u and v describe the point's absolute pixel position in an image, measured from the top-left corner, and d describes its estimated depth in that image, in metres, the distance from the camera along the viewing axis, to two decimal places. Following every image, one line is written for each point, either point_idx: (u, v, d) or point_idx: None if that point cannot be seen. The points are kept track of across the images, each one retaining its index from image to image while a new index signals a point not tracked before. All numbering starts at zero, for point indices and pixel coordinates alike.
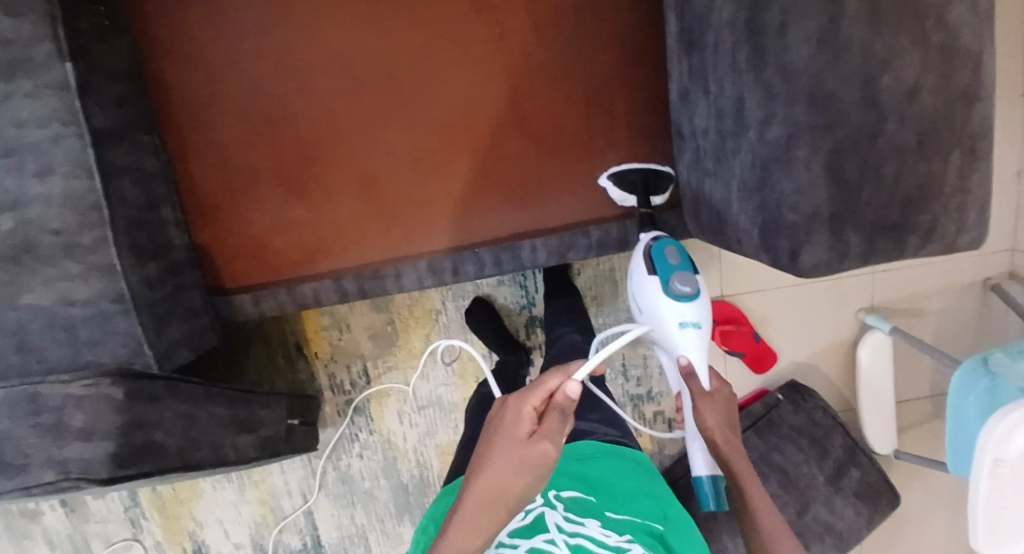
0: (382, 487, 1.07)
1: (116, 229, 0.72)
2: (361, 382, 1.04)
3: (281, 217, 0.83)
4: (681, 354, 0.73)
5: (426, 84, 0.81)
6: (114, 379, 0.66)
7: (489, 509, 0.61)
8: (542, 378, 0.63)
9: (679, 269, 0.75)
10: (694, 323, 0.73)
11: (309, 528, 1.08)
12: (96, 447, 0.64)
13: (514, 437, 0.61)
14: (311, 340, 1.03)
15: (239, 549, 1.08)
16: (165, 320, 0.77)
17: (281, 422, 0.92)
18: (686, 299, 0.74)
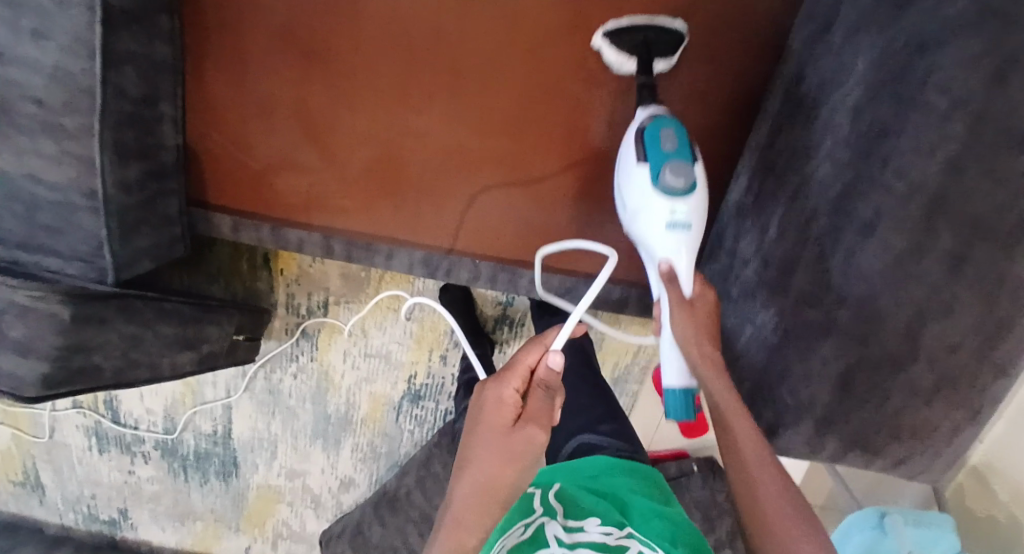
0: (306, 409, 1.09)
1: (107, 122, 0.64)
2: (317, 313, 1.02)
3: (288, 157, 0.77)
4: (660, 255, 0.61)
5: (488, 80, 0.74)
6: (63, 299, 0.61)
7: (485, 507, 0.56)
8: (519, 357, 0.60)
9: (676, 157, 0.60)
10: (683, 226, 0.61)
11: (223, 421, 1.10)
12: (31, 366, 0.61)
13: (496, 426, 0.57)
14: (279, 257, 0.98)
15: (150, 415, 1.10)
16: (133, 230, 0.71)
17: (225, 339, 0.89)
18: (678, 193, 0.60)
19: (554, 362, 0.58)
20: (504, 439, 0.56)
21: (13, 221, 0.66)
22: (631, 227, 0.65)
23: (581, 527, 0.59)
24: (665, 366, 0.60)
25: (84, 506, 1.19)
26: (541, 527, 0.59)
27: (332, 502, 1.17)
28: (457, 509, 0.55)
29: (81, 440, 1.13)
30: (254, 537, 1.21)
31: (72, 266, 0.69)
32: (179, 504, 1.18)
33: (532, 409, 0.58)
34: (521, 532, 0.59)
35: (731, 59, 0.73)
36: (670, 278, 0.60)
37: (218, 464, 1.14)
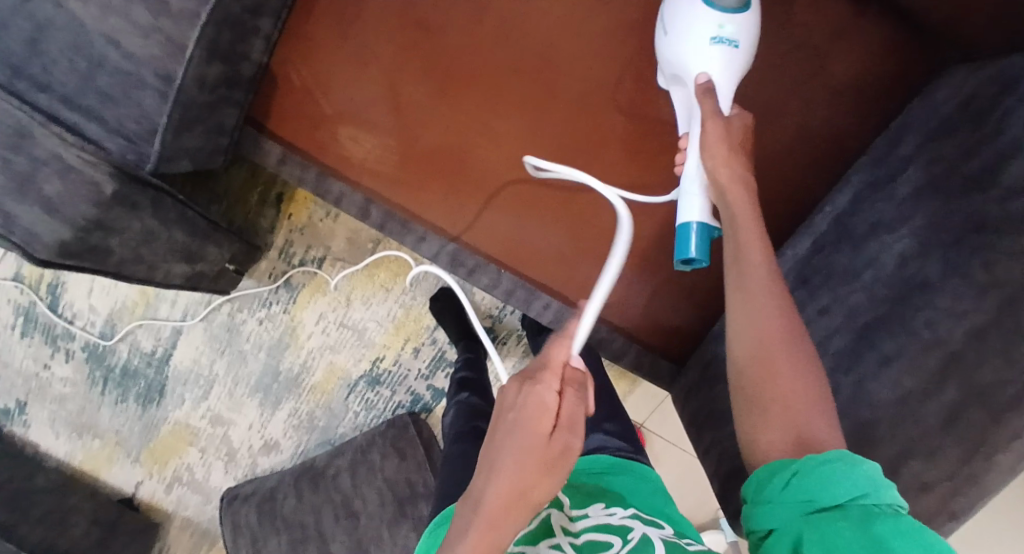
0: (258, 358, 1.05)
1: (213, 18, 0.59)
2: (308, 266, 1.00)
3: (361, 109, 0.76)
4: (698, 71, 0.62)
5: (579, 104, 0.76)
6: (111, 171, 0.57)
7: (510, 515, 0.47)
8: (550, 353, 0.51)
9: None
10: (729, 42, 0.61)
11: (167, 343, 1.04)
12: (50, 228, 0.57)
13: (535, 433, 0.48)
14: (294, 201, 0.97)
15: (91, 314, 1.04)
16: (188, 129, 0.65)
17: (217, 264, 0.84)
18: (731, 10, 0.61)
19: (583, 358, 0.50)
20: (542, 451, 0.48)
21: (73, 74, 0.59)
22: (668, 58, 0.66)
23: (585, 514, 0.62)
24: (724, 90, 0.61)
25: None
26: (546, 519, 0.60)
27: (247, 461, 1.11)
28: (485, 524, 0.47)
29: (5, 316, 1.06)
30: (151, 473, 1.13)
31: (112, 142, 0.62)
32: (84, 415, 1.10)
33: (569, 418, 0.49)
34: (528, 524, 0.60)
35: (789, 159, 0.79)
36: (705, 90, 0.59)
37: (142, 388, 1.07)
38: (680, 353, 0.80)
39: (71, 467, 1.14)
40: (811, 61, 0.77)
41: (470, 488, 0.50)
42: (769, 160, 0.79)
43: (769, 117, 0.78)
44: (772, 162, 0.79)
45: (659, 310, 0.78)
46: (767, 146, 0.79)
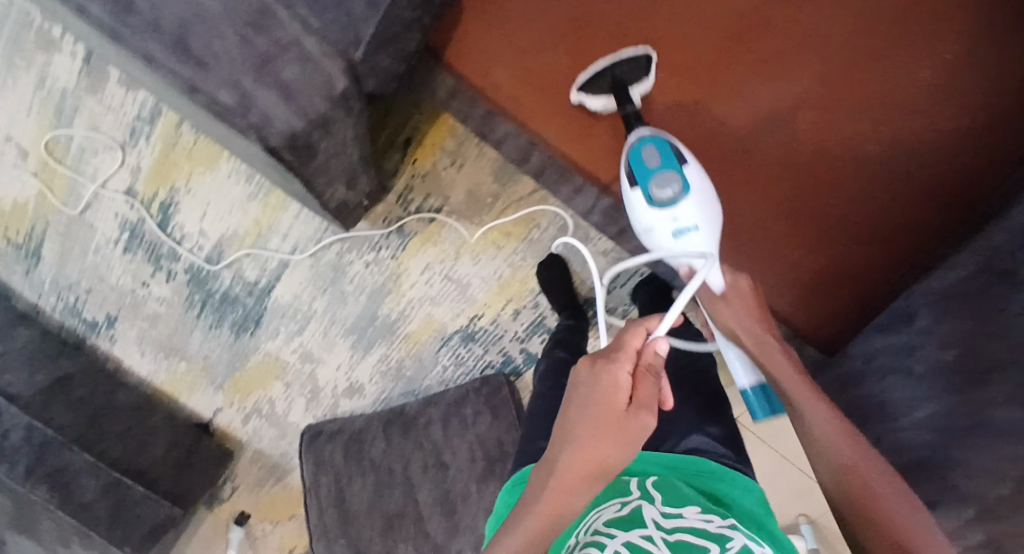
0: (358, 300, 1.05)
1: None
2: (425, 214, 1.00)
3: (540, 51, 0.76)
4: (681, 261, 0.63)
5: (744, 90, 0.76)
6: (342, 64, 0.56)
7: (584, 479, 0.54)
8: (623, 338, 0.57)
9: (661, 172, 0.65)
10: (692, 227, 0.63)
11: (272, 275, 1.05)
12: (285, 113, 0.55)
13: (607, 407, 0.54)
14: (422, 147, 0.98)
15: (200, 237, 1.05)
16: (384, 47, 0.61)
17: (357, 196, 0.80)
18: (673, 200, 0.64)
19: (661, 346, 0.56)
20: (614, 421, 0.54)
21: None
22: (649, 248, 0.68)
23: (680, 513, 0.59)
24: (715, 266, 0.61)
25: (71, 296, 1.10)
26: (637, 508, 0.59)
27: (329, 401, 1.11)
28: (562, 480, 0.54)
29: (111, 230, 1.06)
30: (230, 403, 1.13)
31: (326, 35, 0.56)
32: (176, 337, 1.10)
33: (642, 395, 0.55)
34: (618, 509, 0.59)
35: (954, 173, 0.72)
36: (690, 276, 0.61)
37: (239, 316, 1.08)
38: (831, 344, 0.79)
39: (151, 388, 1.14)
40: (959, 71, 0.72)
41: (549, 452, 0.57)
42: (928, 171, 0.73)
43: (921, 132, 0.73)
44: (936, 174, 0.72)
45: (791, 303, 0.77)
46: (921, 160, 0.73)
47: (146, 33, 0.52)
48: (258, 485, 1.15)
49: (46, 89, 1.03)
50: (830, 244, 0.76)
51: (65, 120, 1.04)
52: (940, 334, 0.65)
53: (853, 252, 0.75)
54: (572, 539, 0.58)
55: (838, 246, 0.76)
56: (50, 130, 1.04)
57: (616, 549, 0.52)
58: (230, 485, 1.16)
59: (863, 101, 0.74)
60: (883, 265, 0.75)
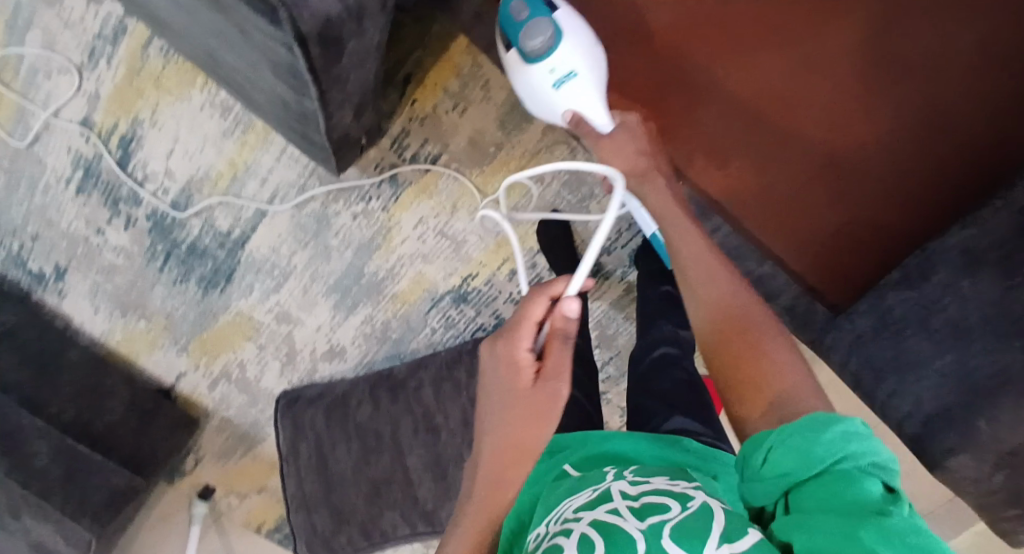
0: (343, 255, 0.97)
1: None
2: (421, 162, 0.93)
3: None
4: (563, 108, 0.72)
5: (769, 48, 0.75)
6: None
7: (515, 460, 0.52)
8: (526, 310, 0.55)
9: (530, 25, 0.70)
10: (568, 75, 0.70)
11: (246, 225, 0.96)
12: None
13: (514, 386, 0.53)
14: (422, 88, 0.91)
15: (166, 179, 0.95)
16: None
17: (358, 130, 0.73)
18: (545, 50, 0.70)
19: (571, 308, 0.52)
20: (521, 402, 0.52)
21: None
22: (536, 104, 0.76)
23: (647, 482, 0.48)
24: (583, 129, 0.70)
25: (15, 245, 0.99)
26: (608, 487, 0.49)
27: (306, 365, 1.03)
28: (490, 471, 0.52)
29: (63, 166, 0.95)
30: (196, 366, 1.04)
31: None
32: (134, 292, 1.00)
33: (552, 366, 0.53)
34: (589, 494, 0.49)
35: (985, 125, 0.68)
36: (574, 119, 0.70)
37: (208, 271, 0.98)
38: (838, 304, 0.72)
39: (105, 348, 1.03)
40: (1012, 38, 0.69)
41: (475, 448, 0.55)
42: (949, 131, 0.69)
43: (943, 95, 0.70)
44: (965, 129, 0.69)
45: (825, 266, 0.72)
46: (956, 116, 0.69)
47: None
48: (224, 457, 1.08)
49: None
50: (839, 195, 0.72)
51: (18, 39, 0.94)
52: (959, 288, 0.61)
53: (872, 202, 0.71)
54: (541, 530, 0.48)
55: (845, 199, 0.72)
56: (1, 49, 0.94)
57: (582, 532, 0.41)
58: (193, 456, 1.09)
59: (893, 59, 0.72)
60: (894, 224, 0.70)
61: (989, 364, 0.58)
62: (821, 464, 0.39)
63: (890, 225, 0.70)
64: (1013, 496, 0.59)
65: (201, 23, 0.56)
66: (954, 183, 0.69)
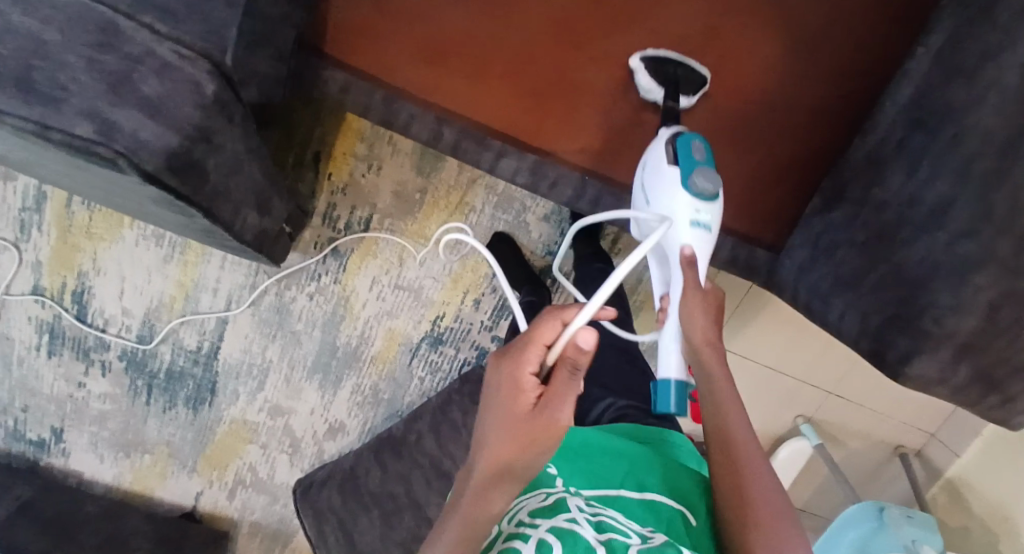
0: (312, 336, 0.99)
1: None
2: (356, 228, 0.94)
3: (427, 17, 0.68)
4: (675, 248, 0.60)
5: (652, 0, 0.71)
6: (211, 69, 0.48)
7: (498, 486, 0.49)
8: (534, 333, 0.49)
9: (705, 164, 0.60)
10: (705, 228, 0.60)
11: (213, 337, 0.98)
12: (158, 133, 0.45)
13: (510, 408, 0.48)
14: (333, 159, 0.91)
15: (125, 317, 0.96)
16: (257, 44, 0.56)
17: (277, 222, 0.76)
18: (704, 197, 0.60)
19: (584, 340, 0.46)
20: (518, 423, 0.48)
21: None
22: (647, 228, 0.63)
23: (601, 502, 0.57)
24: (664, 355, 0.58)
25: (9, 421, 1.01)
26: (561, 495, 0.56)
27: (312, 449, 1.06)
28: (472, 492, 0.49)
29: (28, 336, 0.96)
30: (210, 482, 1.06)
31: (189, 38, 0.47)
32: (130, 431, 1.02)
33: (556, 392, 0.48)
34: (541, 498, 0.56)
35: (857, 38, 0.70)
36: (690, 263, 0.58)
37: (191, 390, 1.01)
38: (777, 242, 0.76)
39: (121, 491, 1.06)
40: None
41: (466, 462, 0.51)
42: (835, 45, 0.71)
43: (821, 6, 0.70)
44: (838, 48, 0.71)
45: (749, 211, 0.75)
46: (828, 37, 0.71)
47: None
48: None
49: None
50: (749, 140, 0.74)
51: None
52: (873, 198, 0.65)
53: (774, 140, 0.74)
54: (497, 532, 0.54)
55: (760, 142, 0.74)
56: None
57: (540, 538, 0.49)
58: None
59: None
60: (808, 152, 0.74)
61: (919, 261, 0.59)
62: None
63: (798, 157, 0.74)
64: (980, 384, 0.60)
65: (79, 180, 0.58)
66: (850, 95, 0.72)
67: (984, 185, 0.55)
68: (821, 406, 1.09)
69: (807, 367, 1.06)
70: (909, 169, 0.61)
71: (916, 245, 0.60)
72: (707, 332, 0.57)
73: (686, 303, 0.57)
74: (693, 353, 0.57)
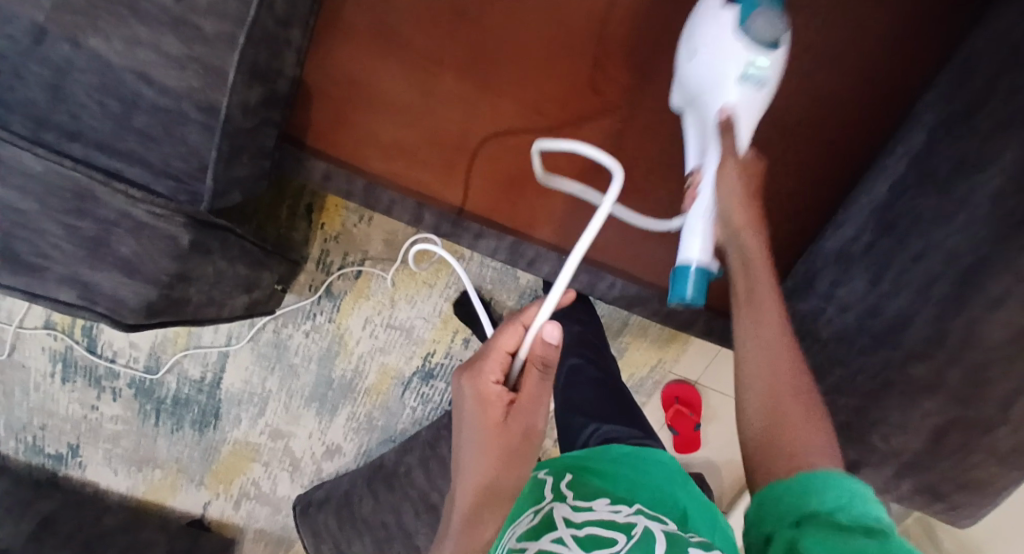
0: (309, 369, 1.03)
1: (250, 39, 0.53)
2: (349, 271, 0.96)
3: (401, 107, 0.68)
4: (720, 103, 0.56)
5: (633, 82, 0.67)
6: (184, 222, 0.58)
7: (490, 497, 0.60)
8: (497, 342, 0.60)
9: (767, 6, 0.54)
10: (758, 81, 0.55)
11: (216, 368, 1.02)
12: (132, 289, 0.58)
13: (487, 419, 0.59)
14: (325, 210, 0.92)
15: (133, 349, 1.01)
16: (238, 157, 0.60)
17: (268, 287, 0.79)
18: (761, 45, 0.54)
19: (549, 334, 0.58)
20: (498, 432, 0.59)
21: (104, 116, 0.54)
22: (690, 83, 0.59)
23: (590, 506, 0.62)
24: (689, 237, 0.58)
25: (29, 437, 1.09)
26: (548, 512, 0.62)
27: (312, 467, 1.12)
28: (466, 511, 0.60)
29: (43, 364, 1.02)
30: (217, 494, 1.14)
31: (161, 184, 0.57)
32: (141, 449, 1.09)
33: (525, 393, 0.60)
34: (529, 520, 0.62)
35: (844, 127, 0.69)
36: (728, 129, 0.56)
37: (197, 414, 1.06)
38: None
39: (135, 500, 1.14)
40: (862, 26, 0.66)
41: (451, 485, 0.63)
42: (821, 115, 0.69)
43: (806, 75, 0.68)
44: (826, 136, 0.69)
45: (725, 289, 0.74)
46: (816, 123, 0.69)
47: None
48: None
49: None
50: None
51: None
52: (839, 297, 0.65)
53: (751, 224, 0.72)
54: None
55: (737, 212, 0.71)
56: None
57: None
58: None
59: None
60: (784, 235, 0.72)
61: (873, 375, 0.60)
62: (843, 517, 0.44)
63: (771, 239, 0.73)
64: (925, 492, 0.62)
65: None
66: (832, 167, 0.70)
67: (941, 309, 0.54)
68: None
69: None
70: (873, 276, 0.61)
71: (873, 357, 0.60)
72: (747, 213, 0.57)
73: (727, 172, 0.57)
74: (732, 237, 0.58)
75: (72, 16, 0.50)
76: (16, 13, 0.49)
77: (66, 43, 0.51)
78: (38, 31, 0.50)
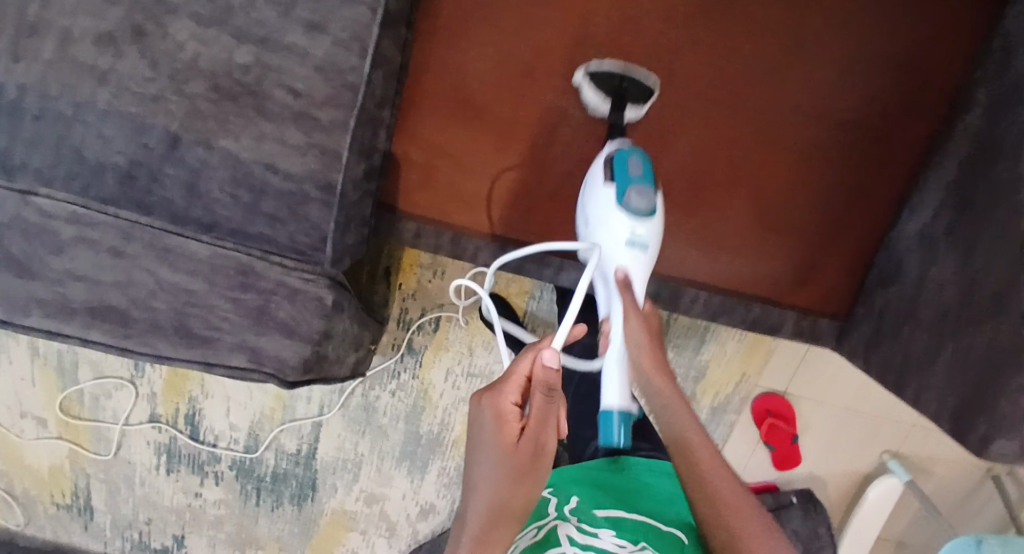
0: (397, 429, 1.07)
1: (360, 120, 0.62)
2: (427, 326, 1.02)
3: (481, 167, 0.74)
4: (614, 269, 0.67)
5: (686, 115, 0.73)
6: (328, 282, 0.65)
7: (501, 522, 0.59)
8: (513, 366, 0.59)
9: (638, 181, 0.65)
10: (641, 244, 0.66)
11: (310, 439, 1.07)
12: (294, 348, 0.66)
13: (501, 440, 0.57)
14: (401, 271, 0.99)
15: (233, 432, 1.06)
16: (348, 229, 0.65)
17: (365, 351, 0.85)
18: (640, 215, 0.66)
19: (548, 359, 0.56)
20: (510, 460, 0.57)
21: (238, 207, 0.61)
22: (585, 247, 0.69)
23: None
24: (608, 386, 0.66)
25: (136, 533, 1.13)
26: None
27: (408, 530, 1.14)
28: (477, 532, 0.58)
29: (148, 458, 1.07)
30: None
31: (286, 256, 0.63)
32: (244, 531, 1.13)
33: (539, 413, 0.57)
34: None
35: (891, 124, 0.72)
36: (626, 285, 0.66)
37: (295, 488, 1.10)
38: (839, 309, 0.80)
39: None
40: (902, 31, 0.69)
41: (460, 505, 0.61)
42: (873, 118, 0.72)
43: (882, 68, 0.70)
44: (876, 133, 0.73)
45: (800, 283, 0.79)
46: (865, 124, 0.72)
47: (153, 335, 0.63)
48: None
49: (23, 355, 1.02)
50: (787, 223, 0.77)
51: (70, 377, 1.03)
52: (930, 277, 0.68)
53: (812, 219, 0.77)
54: None
55: (805, 210, 0.76)
56: (59, 392, 1.03)
57: None
58: None
59: (790, 95, 0.71)
60: (848, 227, 0.77)
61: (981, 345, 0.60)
62: None
63: (836, 231, 0.77)
64: None
65: None
66: (892, 163, 0.74)
67: None
68: (905, 440, 1.12)
69: (885, 406, 1.09)
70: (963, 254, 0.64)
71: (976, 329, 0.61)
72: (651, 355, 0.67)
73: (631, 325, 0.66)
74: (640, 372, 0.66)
75: (201, 122, 0.59)
76: (153, 124, 0.58)
77: (199, 144, 0.59)
78: (172, 138, 0.59)
